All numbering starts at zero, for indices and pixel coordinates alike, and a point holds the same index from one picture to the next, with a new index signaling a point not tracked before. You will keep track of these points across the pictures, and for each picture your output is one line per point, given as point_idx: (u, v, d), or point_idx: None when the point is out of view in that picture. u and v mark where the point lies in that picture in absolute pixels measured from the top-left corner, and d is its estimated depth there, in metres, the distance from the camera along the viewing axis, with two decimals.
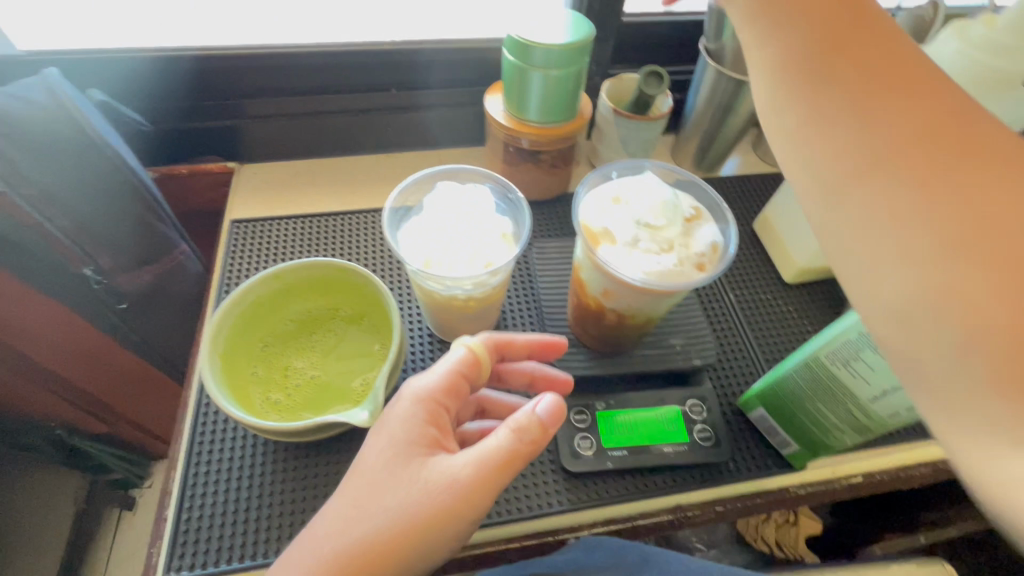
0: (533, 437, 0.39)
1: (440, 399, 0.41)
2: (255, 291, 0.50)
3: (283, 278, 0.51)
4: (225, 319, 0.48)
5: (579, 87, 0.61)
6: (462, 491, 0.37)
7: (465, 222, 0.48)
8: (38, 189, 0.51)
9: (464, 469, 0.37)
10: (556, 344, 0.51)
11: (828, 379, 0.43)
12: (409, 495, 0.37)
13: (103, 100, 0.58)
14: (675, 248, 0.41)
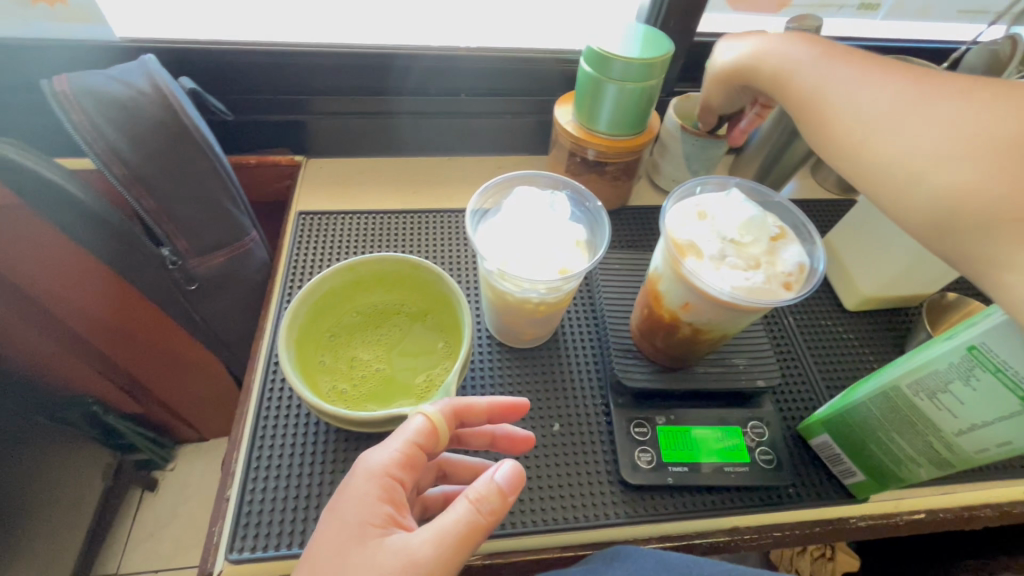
0: (493, 507, 0.37)
1: (396, 473, 0.38)
2: (331, 280, 0.50)
3: (356, 271, 0.52)
4: (301, 306, 0.49)
5: (653, 100, 0.61)
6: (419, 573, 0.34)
7: (543, 227, 0.48)
8: (129, 170, 0.53)
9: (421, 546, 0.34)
10: (517, 406, 0.47)
11: (908, 409, 0.42)
12: None
13: (192, 88, 0.60)
14: (761, 266, 0.41)
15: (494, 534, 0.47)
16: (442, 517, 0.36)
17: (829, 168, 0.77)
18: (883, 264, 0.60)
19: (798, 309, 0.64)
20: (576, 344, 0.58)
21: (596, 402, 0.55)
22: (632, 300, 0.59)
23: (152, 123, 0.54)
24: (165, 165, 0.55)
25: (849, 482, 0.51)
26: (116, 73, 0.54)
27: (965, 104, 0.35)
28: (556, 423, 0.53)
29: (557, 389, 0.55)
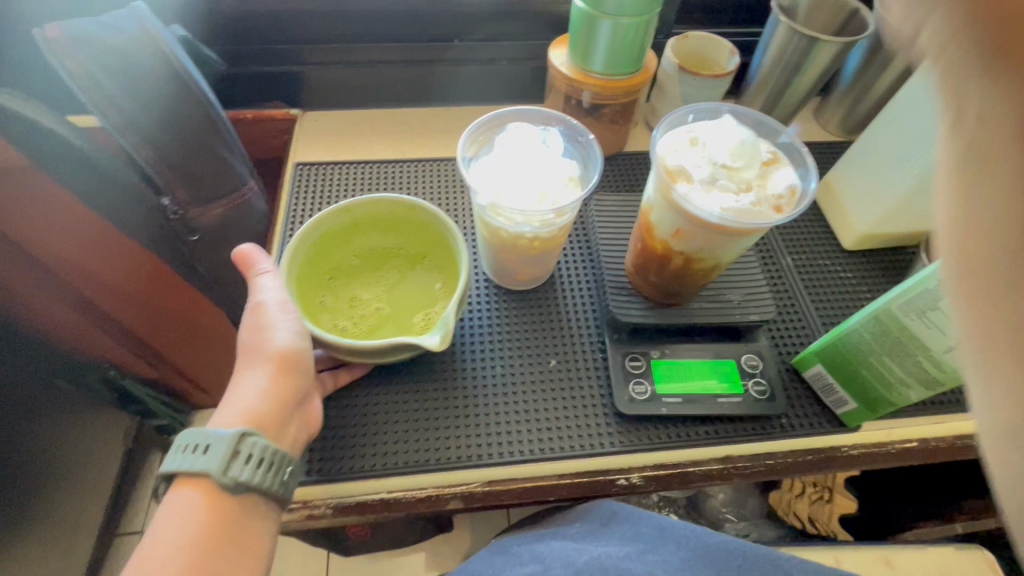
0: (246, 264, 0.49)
1: None
2: (329, 222, 0.51)
3: (353, 212, 0.52)
4: (300, 245, 0.49)
5: (647, 37, 0.60)
6: (253, 308, 0.45)
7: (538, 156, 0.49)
8: (126, 119, 0.54)
9: (262, 301, 0.45)
10: None
11: (898, 331, 0.43)
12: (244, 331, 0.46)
13: (184, 36, 0.60)
14: (752, 188, 0.41)
15: (491, 461, 0.48)
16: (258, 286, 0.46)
17: (830, 109, 0.76)
18: (880, 200, 0.59)
19: (795, 249, 0.64)
20: (572, 284, 0.59)
21: (592, 338, 0.56)
22: (627, 240, 0.59)
23: (145, 70, 0.53)
24: (160, 115, 0.55)
25: (841, 411, 0.52)
26: (106, 19, 0.53)
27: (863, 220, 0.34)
28: (553, 359, 0.54)
29: (552, 327, 0.56)
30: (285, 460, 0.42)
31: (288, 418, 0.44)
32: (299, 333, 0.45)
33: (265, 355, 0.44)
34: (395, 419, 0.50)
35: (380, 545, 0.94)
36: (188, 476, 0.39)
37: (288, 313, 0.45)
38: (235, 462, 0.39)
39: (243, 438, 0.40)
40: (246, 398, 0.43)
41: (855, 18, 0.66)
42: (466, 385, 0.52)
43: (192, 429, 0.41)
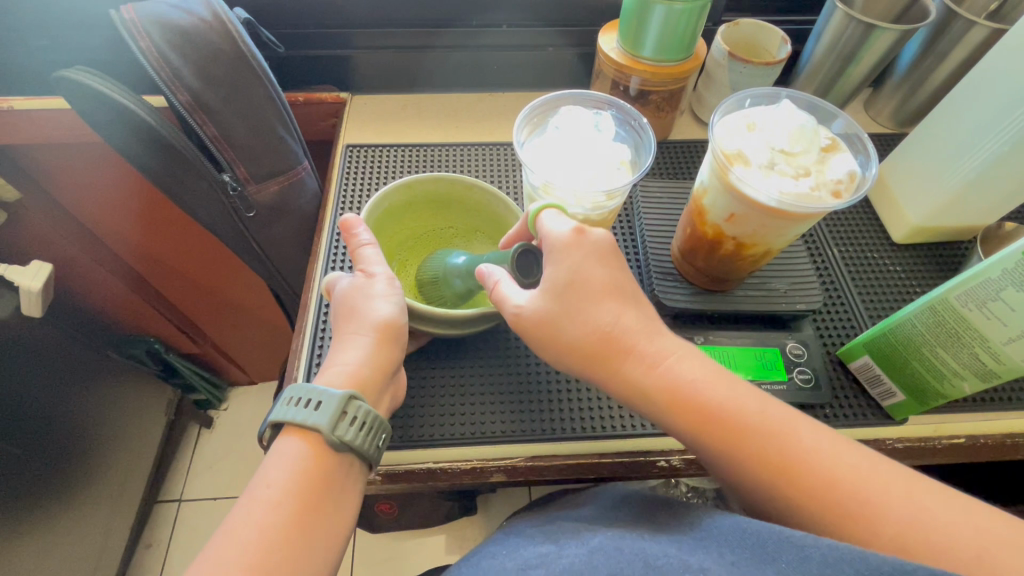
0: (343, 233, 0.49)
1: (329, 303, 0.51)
2: (391, 198, 0.52)
3: (414, 189, 0.53)
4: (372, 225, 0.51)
5: (699, 23, 0.60)
6: (364, 281, 0.47)
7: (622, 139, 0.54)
8: (193, 96, 0.56)
9: (374, 273, 0.47)
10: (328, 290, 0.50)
11: (954, 321, 0.43)
12: (349, 298, 0.47)
13: (247, 18, 0.62)
14: (811, 174, 0.41)
15: (535, 437, 0.50)
16: (362, 257, 0.48)
17: (882, 101, 0.74)
18: (935, 190, 0.58)
19: (843, 241, 0.63)
20: None
21: None
22: (673, 226, 0.59)
23: (213, 49, 0.56)
24: (224, 93, 0.58)
25: (887, 404, 0.52)
26: None
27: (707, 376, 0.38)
28: None
29: None
30: (382, 427, 0.43)
31: (384, 390, 0.46)
32: (400, 306, 0.47)
33: (369, 323, 0.45)
34: (443, 394, 0.52)
35: (407, 523, 0.96)
36: (296, 427, 0.41)
37: (392, 288, 0.47)
38: (342, 421, 0.41)
39: (350, 401, 0.42)
40: (348, 361, 0.45)
41: (915, 6, 0.64)
42: (511, 364, 0.53)
43: (301, 386, 0.42)
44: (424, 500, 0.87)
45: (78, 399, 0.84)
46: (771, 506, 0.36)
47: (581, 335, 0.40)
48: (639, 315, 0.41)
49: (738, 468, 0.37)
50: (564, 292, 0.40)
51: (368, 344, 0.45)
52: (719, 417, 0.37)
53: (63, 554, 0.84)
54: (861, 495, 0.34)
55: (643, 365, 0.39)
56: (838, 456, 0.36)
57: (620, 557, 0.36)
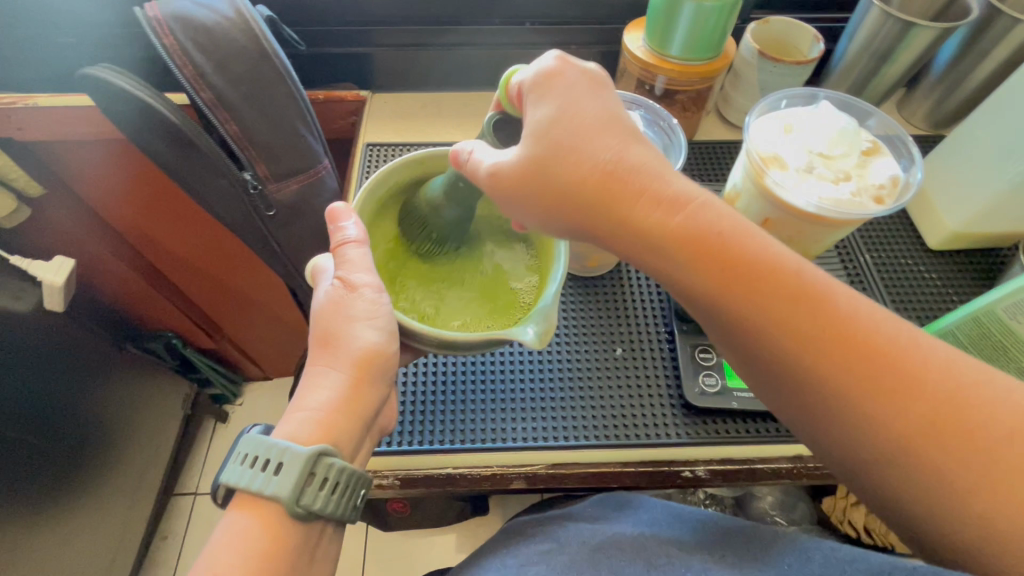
0: (331, 222, 0.43)
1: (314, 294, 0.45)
2: (398, 173, 0.47)
3: (426, 163, 0.48)
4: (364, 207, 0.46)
5: (729, 22, 0.58)
6: (343, 293, 0.40)
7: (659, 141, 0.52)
8: (216, 94, 0.56)
9: (353, 285, 0.40)
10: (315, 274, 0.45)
11: (1002, 335, 0.41)
12: (326, 306, 0.40)
13: (270, 15, 0.62)
14: (851, 179, 0.40)
15: (558, 446, 0.49)
16: (344, 260, 0.41)
17: (916, 102, 0.72)
18: (974, 196, 0.56)
19: (875, 247, 0.61)
20: (638, 273, 0.58)
21: (658, 328, 0.55)
22: None
23: (237, 47, 0.56)
24: (247, 91, 0.57)
25: None
26: None
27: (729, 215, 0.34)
28: (619, 347, 0.54)
29: (620, 316, 0.56)
30: (360, 483, 0.38)
31: (365, 433, 0.40)
32: (385, 332, 0.40)
33: (347, 356, 0.39)
34: (462, 399, 0.51)
35: (420, 523, 0.96)
36: (251, 493, 0.35)
37: (377, 307, 0.40)
38: (308, 487, 0.35)
39: (320, 459, 0.35)
40: (320, 401, 0.38)
41: (955, 4, 0.62)
42: (532, 368, 0.52)
43: (256, 440, 0.36)
44: (437, 501, 0.86)
45: (98, 392, 0.85)
46: (798, 367, 0.32)
47: (578, 173, 0.34)
48: (645, 151, 0.35)
49: (764, 321, 0.32)
50: (558, 129, 0.35)
51: (345, 382, 0.39)
52: (751, 267, 0.32)
53: (79, 546, 0.85)
54: (899, 361, 0.30)
55: (665, 208, 0.34)
56: (880, 320, 0.32)
57: (620, 556, 0.40)
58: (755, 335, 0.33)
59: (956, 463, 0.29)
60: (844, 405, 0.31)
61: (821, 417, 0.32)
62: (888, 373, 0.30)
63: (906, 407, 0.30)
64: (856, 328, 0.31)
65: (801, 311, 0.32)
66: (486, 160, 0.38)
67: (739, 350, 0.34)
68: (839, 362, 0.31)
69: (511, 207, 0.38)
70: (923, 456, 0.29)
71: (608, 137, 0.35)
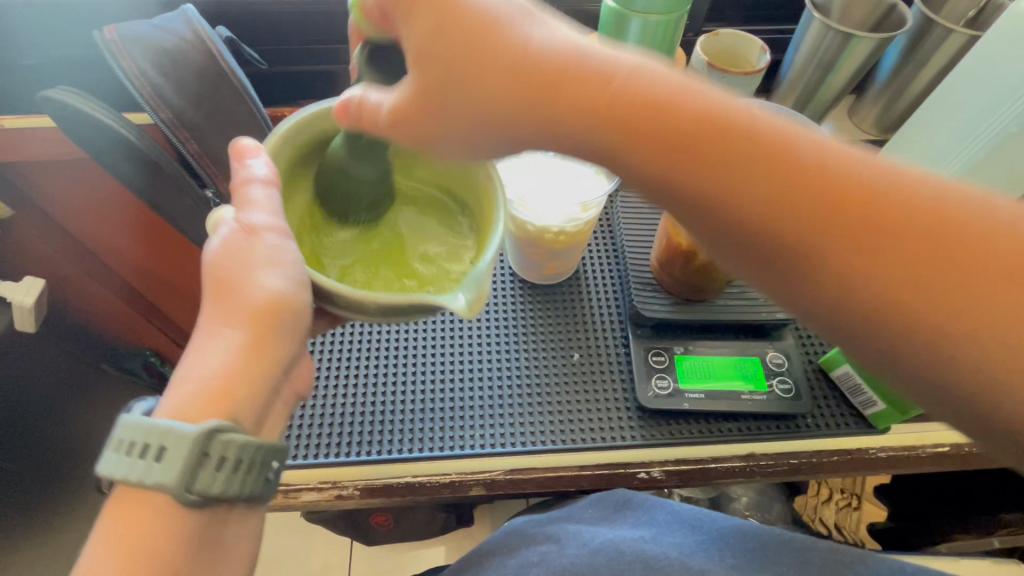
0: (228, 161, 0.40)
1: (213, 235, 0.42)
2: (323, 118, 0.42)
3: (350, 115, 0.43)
4: (278, 159, 0.40)
5: (677, 35, 0.60)
6: (240, 235, 0.38)
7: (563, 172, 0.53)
8: (174, 113, 0.55)
9: (250, 229, 0.38)
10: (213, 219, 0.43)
11: None
12: (223, 250, 0.38)
13: (229, 36, 0.63)
14: None
15: (516, 450, 0.50)
16: (243, 199, 0.38)
17: (865, 109, 0.74)
18: None
19: None
20: (596, 279, 0.59)
21: (614, 333, 0.56)
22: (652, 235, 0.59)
23: (195, 68, 0.57)
24: (206, 110, 0.58)
25: (869, 413, 0.52)
26: (157, 22, 0.57)
27: (664, 84, 0.31)
28: (577, 351, 0.55)
29: (576, 324, 0.57)
30: (266, 455, 0.37)
31: (272, 396, 0.40)
32: (292, 280, 0.39)
33: (247, 308, 0.38)
34: (420, 402, 0.51)
35: (404, 535, 0.96)
36: (134, 481, 0.33)
37: (279, 254, 0.39)
38: (201, 470, 0.34)
39: (212, 439, 0.34)
40: (211, 369, 0.37)
41: (892, 14, 0.64)
42: (490, 374, 0.53)
43: (134, 424, 0.34)
44: (417, 512, 0.87)
45: (72, 410, 0.85)
46: (799, 257, 0.30)
47: (489, 62, 0.32)
48: (549, 29, 0.33)
49: (764, 215, 0.30)
50: (447, 27, 0.33)
51: (241, 345, 0.38)
52: (692, 132, 0.30)
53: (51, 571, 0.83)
54: (880, 202, 0.28)
55: (596, 81, 0.31)
56: (846, 161, 0.29)
57: (621, 559, 0.45)
58: (754, 229, 0.30)
59: (941, 298, 0.28)
60: (827, 271, 0.29)
61: (829, 308, 0.30)
62: (871, 211, 0.28)
63: (921, 278, 0.28)
64: (827, 177, 0.29)
65: (763, 171, 0.29)
66: (379, 103, 0.36)
67: (735, 254, 0.32)
68: (813, 220, 0.29)
69: (437, 143, 0.36)
70: (900, 295, 0.28)
71: (504, 27, 0.33)
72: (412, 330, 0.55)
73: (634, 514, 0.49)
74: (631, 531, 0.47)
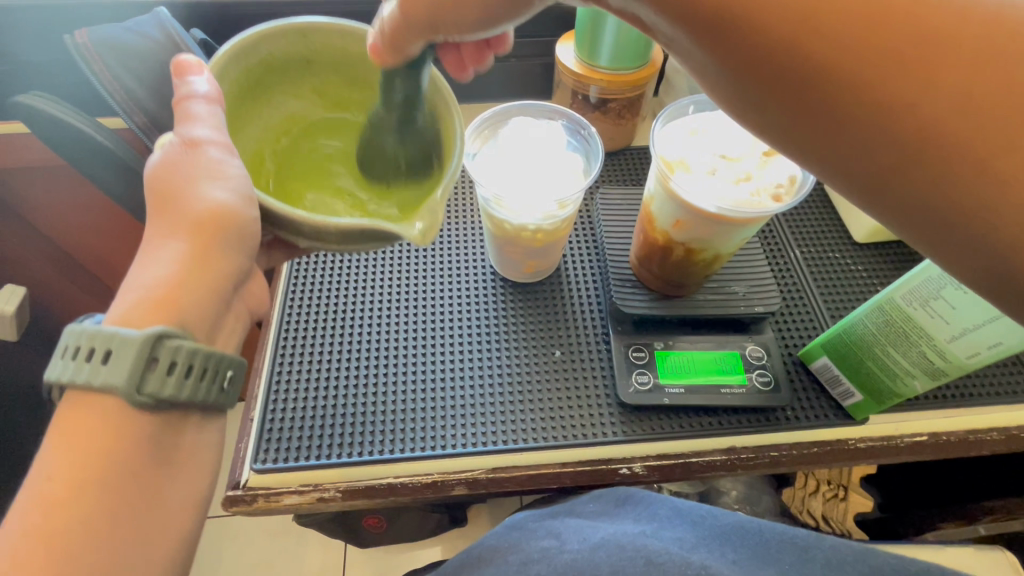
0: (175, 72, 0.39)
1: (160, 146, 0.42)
2: (272, 43, 0.41)
3: (308, 39, 0.42)
4: (224, 82, 0.40)
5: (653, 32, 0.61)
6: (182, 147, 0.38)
7: (518, 149, 0.52)
8: (149, 118, 0.55)
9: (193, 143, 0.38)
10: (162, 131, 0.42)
11: (902, 321, 0.43)
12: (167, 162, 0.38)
13: (203, 38, 0.62)
14: (753, 179, 0.43)
15: (497, 449, 0.50)
16: (186, 115, 0.37)
17: None
18: None
19: (805, 242, 0.63)
20: (577, 276, 0.60)
21: (595, 329, 0.56)
22: (631, 232, 0.60)
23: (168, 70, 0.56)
24: None
25: (848, 404, 0.52)
26: (130, 25, 0.56)
27: None
28: (557, 349, 0.55)
29: (557, 321, 0.57)
30: (219, 364, 0.38)
31: (222, 310, 0.41)
32: (239, 194, 0.39)
33: (195, 218, 0.38)
34: (405, 397, 0.52)
35: (396, 537, 0.95)
36: (82, 387, 0.34)
37: (226, 169, 0.39)
38: (151, 373, 0.34)
39: (159, 343, 0.34)
40: (157, 278, 0.38)
41: None
42: (471, 369, 0.54)
43: (78, 329, 0.34)
44: (409, 514, 0.86)
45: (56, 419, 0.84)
46: (839, 90, 0.26)
47: None
48: None
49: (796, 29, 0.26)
50: None
51: (188, 254, 0.38)
52: None
53: None
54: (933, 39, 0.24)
55: None
56: None
57: (622, 554, 0.42)
58: (781, 58, 0.27)
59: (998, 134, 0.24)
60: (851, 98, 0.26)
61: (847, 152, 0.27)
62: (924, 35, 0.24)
63: (993, 107, 0.24)
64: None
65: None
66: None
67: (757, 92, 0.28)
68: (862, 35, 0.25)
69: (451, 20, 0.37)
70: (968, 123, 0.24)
71: None
72: (394, 330, 0.55)
73: (635, 509, 0.48)
74: (632, 526, 0.46)
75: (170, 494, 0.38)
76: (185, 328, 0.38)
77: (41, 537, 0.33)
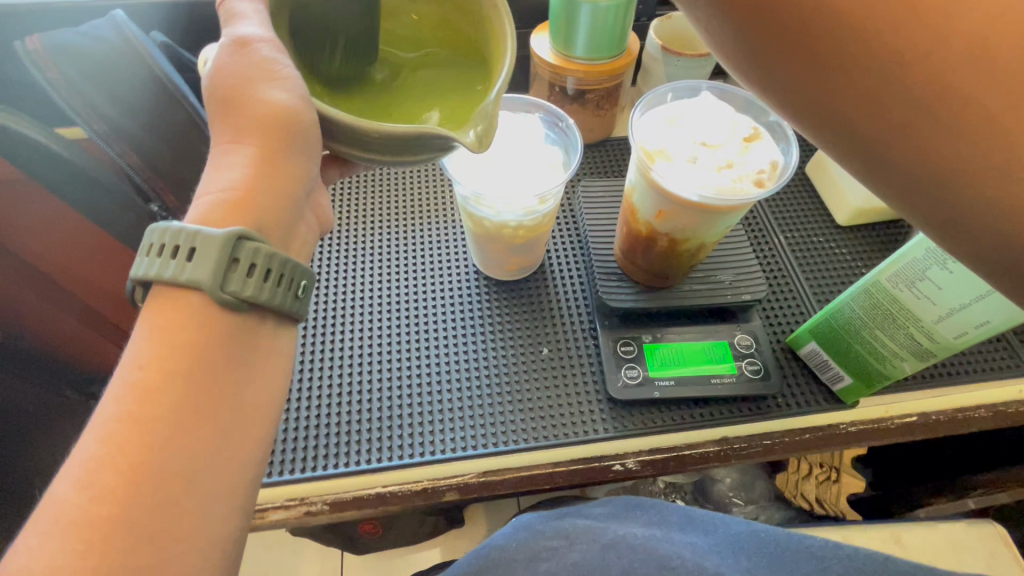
0: None
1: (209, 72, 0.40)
2: None
3: None
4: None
5: (628, 20, 0.59)
6: (232, 46, 0.35)
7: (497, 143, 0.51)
8: (111, 127, 0.53)
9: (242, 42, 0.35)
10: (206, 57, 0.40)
11: (888, 304, 0.43)
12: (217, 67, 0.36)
13: (163, 41, 0.59)
14: (734, 165, 0.42)
15: (488, 451, 0.49)
16: (233, 16, 0.36)
17: None
18: None
19: (789, 226, 0.63)
20: (562, 272, 0.59)
21: (582, 325, 0.55)
22: (614, 224, 0.59)
23: (125, 76, 0.52)
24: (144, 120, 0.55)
25: (837, 388, 0.52)
26: (84, 28, 0.51)
27: None
28: (544, 347, 0.54)
29: (545, 318, 0.56)
30: (297, 274, 0.36)
31: (295, 217, 0.40)
32: (297, 91, 0.36)
33: (258, 119, 0.35)
34: (390, 402, 0.50)
35: (394, 540, 0.94)
36: (168, 287, 0.32)
37: (279, 63, 0.36)
38: (233, 273, 0.33)
39: (238, 242, 0.33)
40: (227, 181, 0.36)
41: None
42: (459, 369, 0.53)
43: (161, 227, 0.33)
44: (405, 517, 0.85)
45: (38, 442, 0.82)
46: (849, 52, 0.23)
47: None
48: None
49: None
50: None
51: (254, 157, 0.36)
52: None
53: None
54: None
55: None
56: None
57: (634, 555, 0.42)
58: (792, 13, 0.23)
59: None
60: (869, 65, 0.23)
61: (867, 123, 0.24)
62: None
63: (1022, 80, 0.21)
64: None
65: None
66: None
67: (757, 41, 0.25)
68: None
69: None
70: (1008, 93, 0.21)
71: None
72: (376, 335, 0.54)
73: (645, 514, 0.49)
74: (642, 528, 0.47)
75: (249, 396, 0.35)
76: (260, 230, 0.36)
77: (89, 481, 0.29)
